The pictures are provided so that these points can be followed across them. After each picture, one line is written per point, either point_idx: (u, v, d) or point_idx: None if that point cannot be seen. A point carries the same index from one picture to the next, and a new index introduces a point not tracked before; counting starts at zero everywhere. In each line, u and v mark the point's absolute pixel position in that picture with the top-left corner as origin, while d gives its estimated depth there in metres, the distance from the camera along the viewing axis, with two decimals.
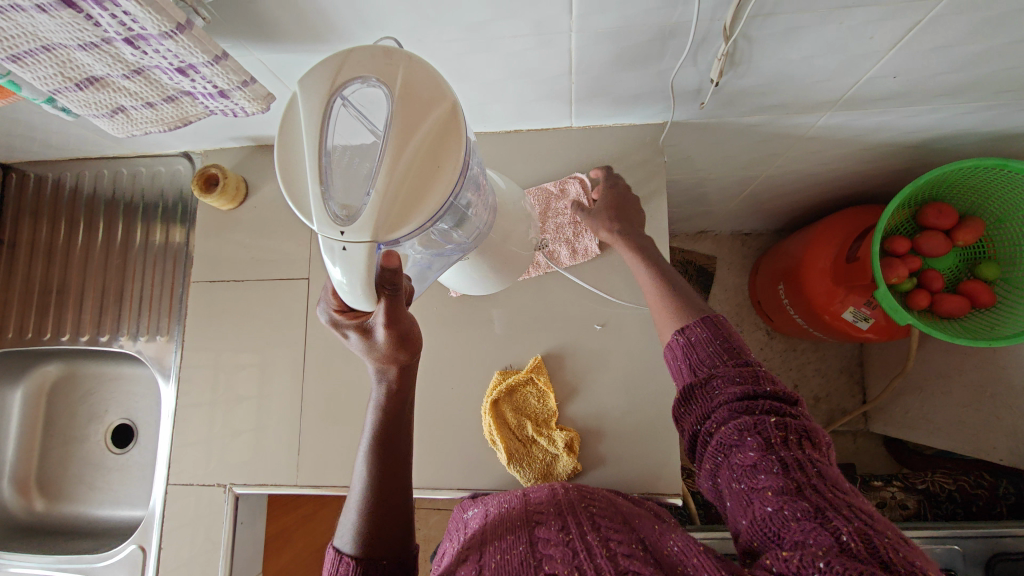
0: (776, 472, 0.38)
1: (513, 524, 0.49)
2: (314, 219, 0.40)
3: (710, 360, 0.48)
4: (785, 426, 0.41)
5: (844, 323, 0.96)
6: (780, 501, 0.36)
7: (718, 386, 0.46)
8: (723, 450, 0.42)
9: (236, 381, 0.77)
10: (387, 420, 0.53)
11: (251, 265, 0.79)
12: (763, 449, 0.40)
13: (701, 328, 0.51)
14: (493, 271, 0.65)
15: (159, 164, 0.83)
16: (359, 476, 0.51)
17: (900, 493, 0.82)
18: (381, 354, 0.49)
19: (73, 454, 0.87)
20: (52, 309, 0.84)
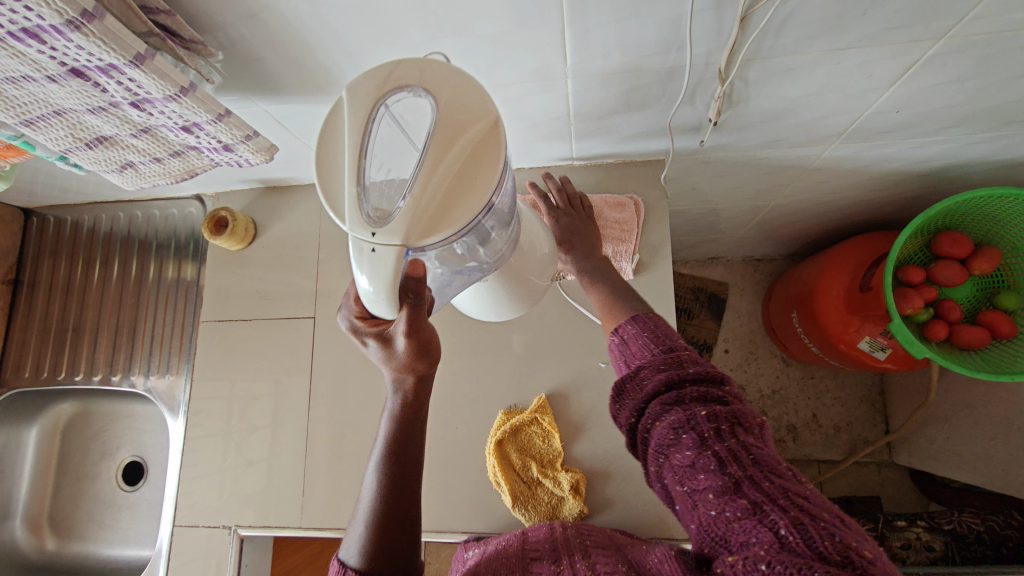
0: (714, 469, 0.33)
1: (506, 560, 0.47)
2: (347, 219, 0.37)
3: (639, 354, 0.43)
4: (718, 413, 0.36)
5: (861, 353, 0.93)
6: (721, 502, 0.31)
7: (647, 379, 0.41)
8: (660, 450, 0.37)
9: (243, 419, 0.77)
10: (401, 427, 0.47)
11: (259, 303, 0.80)
12: (698, 444, 0.34)
13: (631, 325, 0.47)
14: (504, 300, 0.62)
15: (173, 207, 0.85)
16: (367, 485, 0.45)
17: (925, 533, 0.78)
18: (401, 364, 0.46)
19: (85, 491, 0.88)
20: (68, 349, 0.86)
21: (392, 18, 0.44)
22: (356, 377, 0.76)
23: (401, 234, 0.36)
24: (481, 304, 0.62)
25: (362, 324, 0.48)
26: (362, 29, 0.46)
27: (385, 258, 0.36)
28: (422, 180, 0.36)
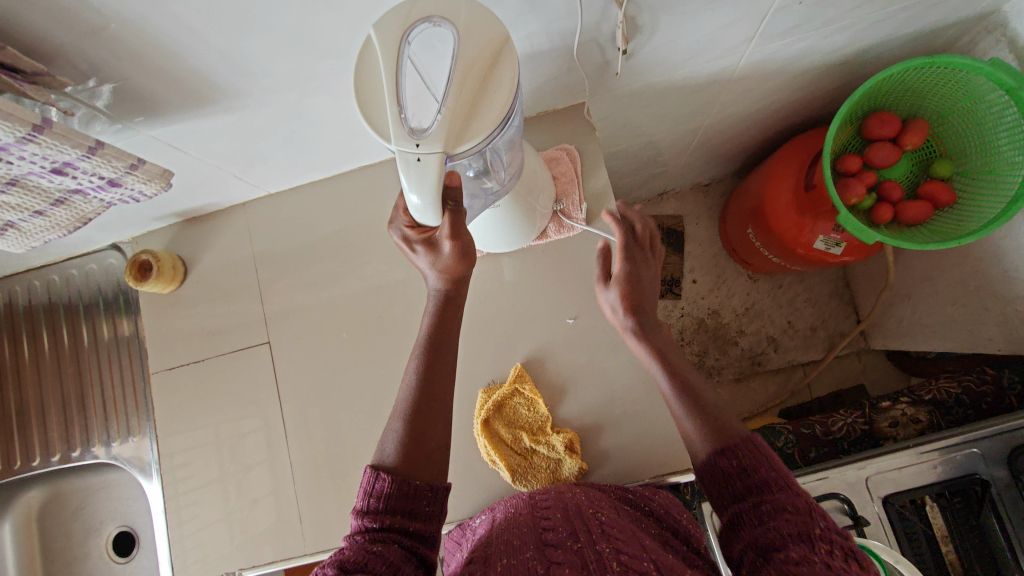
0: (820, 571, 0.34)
1: (518, 531, 0.46)
2: (390, 137, 0.39)
3: (759, 488, 0.43)
4: (835, 538, 0.37)
5: (819, 253, 0.95)
6: None
7: (765, 509, 0.41)
8: (764, 552, 0.38)
9: (222, 462, 0.74)
10: (439, 323, 0.53)
11: (208, 341, 0.76)
12: (809, 550, 0.36)
13: (750, 452, 0.45)
14: (505, 232, 0.63)
15: (90, 261, 0.79)
16: (405, 378, 0.51)
17: (909, 408, 0.80)
18: (443, 267, 0.51)
19: (76, 574, 0.84)
20: (19, 435, 0.81)
21: (254, 4, 0.40)
22: (328, 392, 0.73)
23: (442, 141, 0.38)
24: (484, 238, 0.63)
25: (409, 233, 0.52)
26: (223, 23, 0.42)
27: (431, 166, 0.38)
28: (454, 93, 0.38)
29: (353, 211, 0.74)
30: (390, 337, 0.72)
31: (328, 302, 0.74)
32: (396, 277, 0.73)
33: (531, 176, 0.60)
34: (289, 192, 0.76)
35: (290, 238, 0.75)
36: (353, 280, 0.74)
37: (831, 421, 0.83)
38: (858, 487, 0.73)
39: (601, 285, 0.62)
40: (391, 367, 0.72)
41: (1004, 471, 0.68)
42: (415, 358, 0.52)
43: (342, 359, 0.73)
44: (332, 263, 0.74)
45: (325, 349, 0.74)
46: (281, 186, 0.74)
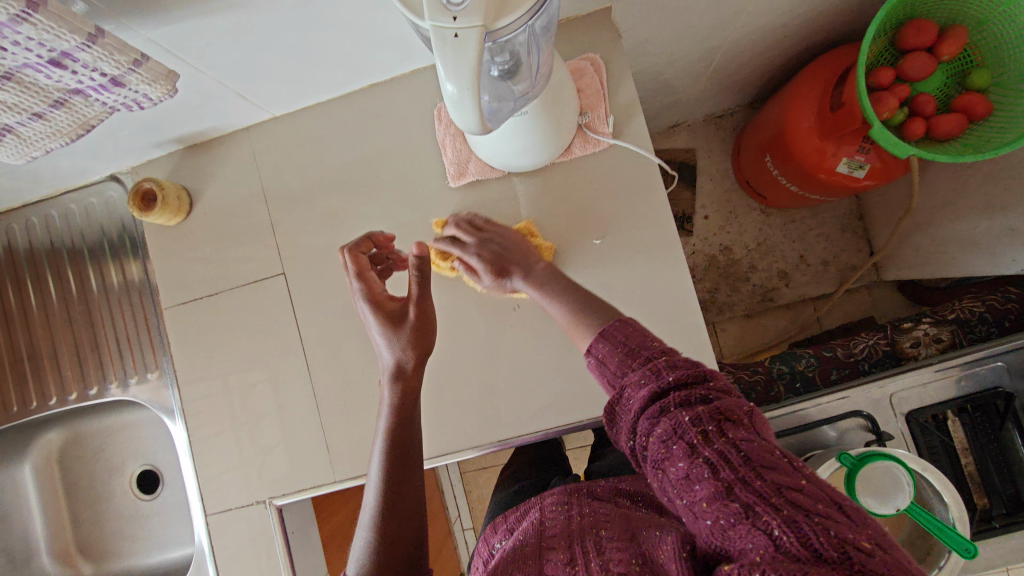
0: (706, 478, 0.34)
1: (523, 566, 0.47)
2: (424, 13, 0.36)
3: (618, 374, 0.42)
4: (700, 417, 0.36)
5: (841, 177, 0.92)
6: (714, 509, 0.33)
7: (628, 396, 0.40)
8: (654, 465, 0.38)
9: (244, 395, 0.73)
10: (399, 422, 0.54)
11: (222, 274, 0.74)
12: (688, 455, 0.35)
13: (603, 343, 0.44)
14: (530, 145, 0.59)
15: (88, 195, 0.76)
16: (373, 483, 0.50)
17: (932, 328, 0.79)
18: (404, 345, 0.57)
19: (104, 512, 0.84)
20: (32, 376, 0.79)
21: None
22: (347, 322, 0.71)
23: (482, 15, 0.35)
24: (507, 154, 0.60)
25: (378, 300, 0.60)
26: None
27: (471, 45, 0.35)
28: None
29: (365, 133, 0.70)
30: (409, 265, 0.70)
31: (343, 230, 0.71)
32: (413, 202, 0.69)
33: (561, 87, 0.57)
34: (296, 116, 0.71)
35: (300, 164, 0.72)
36: (367, 207, 0.70)
37: (852, 344, 0.84)
38: (881, 403, 0.73)
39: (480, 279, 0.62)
40: None
41: None
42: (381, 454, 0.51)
43: None
44: (345, 189, 0.71)
45: (342, 279, 0.71)
46: (286, 107, 0.70)
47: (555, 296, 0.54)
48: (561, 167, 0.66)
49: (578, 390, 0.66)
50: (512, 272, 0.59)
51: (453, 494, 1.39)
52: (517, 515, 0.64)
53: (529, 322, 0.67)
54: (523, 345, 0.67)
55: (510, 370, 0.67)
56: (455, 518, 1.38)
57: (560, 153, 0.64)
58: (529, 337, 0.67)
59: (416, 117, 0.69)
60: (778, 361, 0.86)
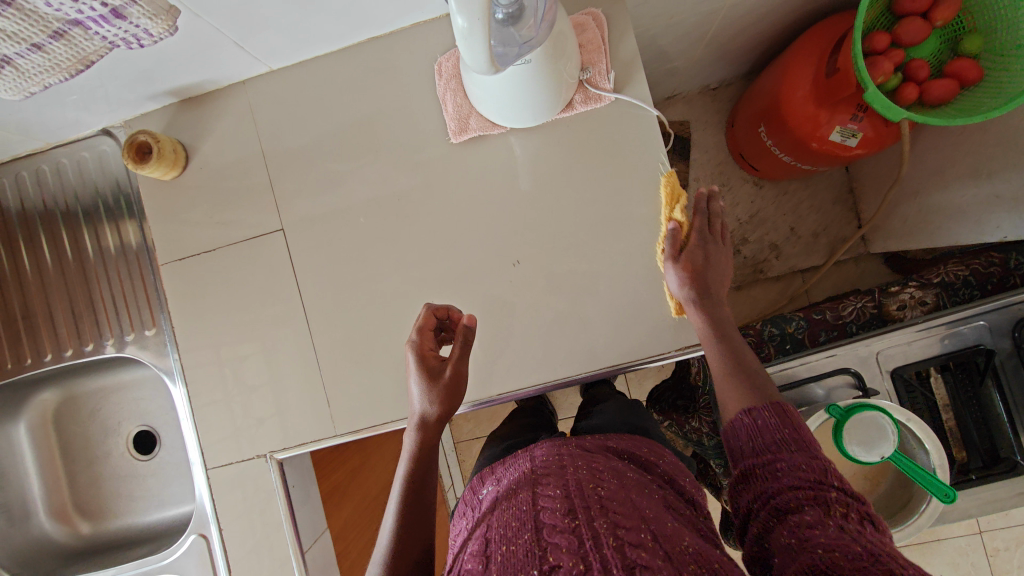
0: (832, 530, 0.40)
1: (517, 510, 0.51)
2: None
3: (778, 445, 0.49)
4: (846, 503, 0.42)
5: (833, 146, 0.93)
6: (832, 544, 0.38)
7: (782, 459, 0.48)
8: (780, 513, 0.44)
9: (244, 350, 0.73)
10: (419, 457, 0.61)
11: (219, 230, 0.73)
12: (822, 513, 0.42)
13: (771, 414, 0.51)
14: (531, 98, 0.59)
15: (81, 149, 0.74)
16: (391, 507, 0.60)
17: (917, 291, 0.82)
18: (432, 399, 0.60)
19: (101, 472, 0.84)
20: (26, 335, 0.78)
21: None
22: (348, 278, 0.71)
23: None
24: (509, 108, 0.61)
25: (422, 352, 0.61)
26: None
27: None
28: None
29: (365, 87, 0.69)
30: (411, 220, 0.70)
31: (342, 185, 0.71)
32: (414, 157, 0.69)
33: (564, 38, 0.57)
34: (295, 69, 0.70)
35: (299, 118, 0.71)
36: (368, 162, 0.70)
37: (841, 306, 0.85)
38: (868, 361, 0.75)
39: (670, 259, 0.63)
40: (413, 249, 0.70)
41: (1009, 342, 0.71)
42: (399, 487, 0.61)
43: (361, 243, 0.71)
44: (346, 144, 0.70)
45: (343, 234, 0.71)
46: (285, 61, 0.69)
47: (716, 349, 0.60)
48: (563, 123, 0.66)
49: (577, 343, 0.67)
50: (702, 294, 0.61)
51: (448, 464, 1.41)
52: (504, 466, 0.68)
53: (530, 277, 0.68)
54: (523, 300, 0.68)
55: (510, 325, 0.68)
56: (449, 487, 1.40)
57: (562, 108, 0.64)
58: (529, 291, 0.67)
59: (417, 71, 0.68)
60: (768, 323, 0.86)
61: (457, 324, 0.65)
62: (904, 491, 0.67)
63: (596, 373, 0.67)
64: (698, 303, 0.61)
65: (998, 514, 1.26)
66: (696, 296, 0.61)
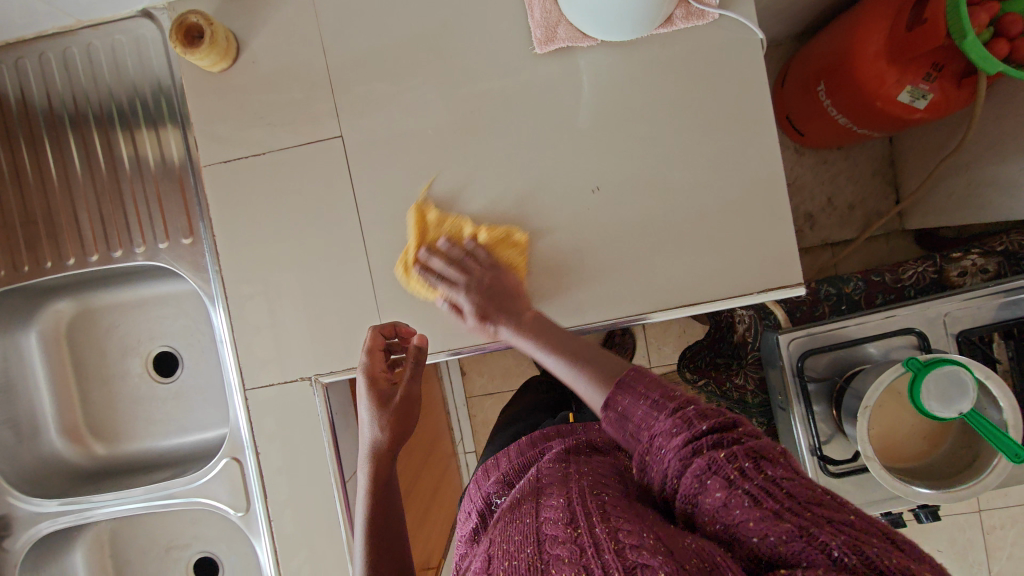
0: (750, 507, 0.37)
1: (519, 522, 0.46)
2: None
3: (643, 420, 0.44)
4: (736, 454, 0.39)
5: (899, 107, 0.91)
6: (763, 530, 0.35)
7: (660, 445, 0.42)
8: (689, 499, 0.40)
9: (294, 265, 0.69)
10: (382, 477, 0.60)
11: (271, 131, 0.69)
12: (726, 487, 0.38)
13: (625, 396, 0.46)
14: (636, 9, 0.56)
15: (115, 32, 0.69)
16: (359, 526, 0.59)
17: (980, 258, 0.80)
18: (385, 421, 0.62)
19: (117, 391, 0.79)
20: (45, 235, 0.72)
21: None
22: (411, 196, 0.68)
23: None
24: (613, 17, 0.57)
25: (373, 375, 0.64)
26: None
27: None
28: None
29: None
30: (483, 138, 0.67)
31: (411, 96, 0.67)
32: (491, 69, 0.66)
33: None
34: None
35: (368, 18, 0.67)
36: (440, 71, 0.67)
37: (902, 269, 0.82)
38: (934, 323, 0.73)
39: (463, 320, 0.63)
40: (483, 170, 0.67)
41: None
42: (365, 499, 0.60)
43: (428, 160, 0.68)
44: (417, 50, 0.67)
45: (407, 146, 0.68)
46: None
47: (552, 345, 0.55)
48: (655, 42, 0.64)
49: (645, 278, 0.65)
50: (498, 319, 0.59)
51: (457, 416, 1.40)
52: (519, 468, 0.64)
53: (604, 205, 0.66)
54: (593, 228, 0.66)
55: (576, 253, 0.66)
56: (458, 440, 1.39)
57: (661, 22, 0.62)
58: (601, 220, 0.66)
59: None
60: (824, 282, 0.84)
61: (407, 336, 0.67)
62: (965, 450, 0.66)
63: (593, 327, 0.67)
64: (513, 326, 0.58)
65: (997, 493, 1.29)
66: (506, 321, 0.59)
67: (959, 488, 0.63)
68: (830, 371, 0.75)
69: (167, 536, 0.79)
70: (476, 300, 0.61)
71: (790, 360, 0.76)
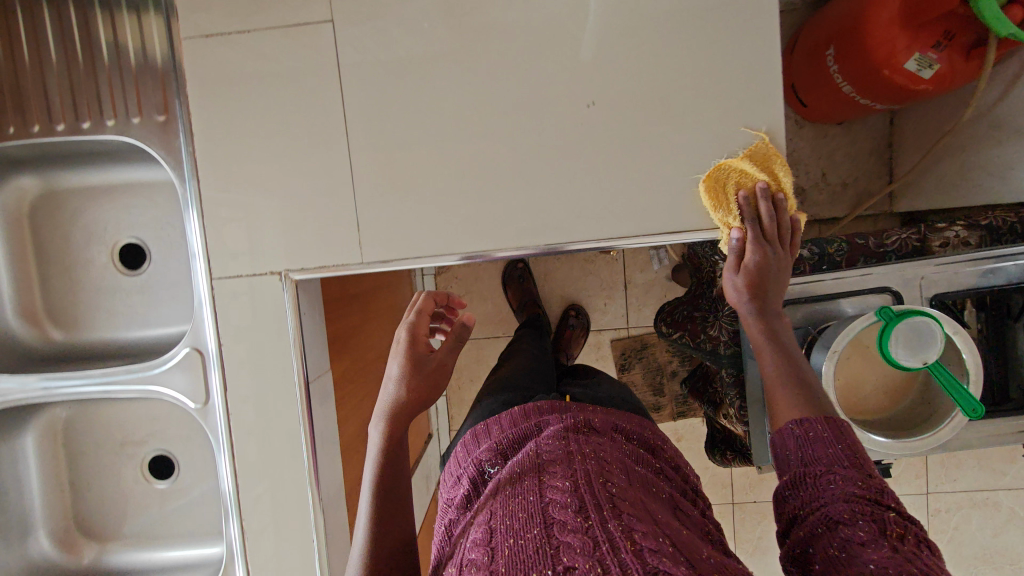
0: (887, 551, 0.40)
1: (523, 499, 0.47)
2: None
3: (831, 457, 0.49)
4: (902, 526, 0.43)
5: (905, 75, 0.90)
6: (889, 562, 0.39)
7: (835, 479, 0.47)
8: (827, 522, 0.44)
9: (272, 156, 0.67)
10: (395, 435, 0.62)
11: (258, 10, 0.64)
12: (876, 533, 0.42)
13: (826, 426, 0.52)
14: None
15: None
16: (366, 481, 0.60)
17: (963, 231, 0.80)
18: (409, 384, 0.62)
19: (78, 277, 0.76)
20: (9, 98, 0.68)
21: None
22: (400, 95, 0.65)
23: None
24: None
25: (416, 334, 0.66)
26: None
27: None
28: None
29: None
30: (482, 38, 0.64)
31: None
32: None
33: None
34: None
35: None
36: None
37: (886, 234, 0.82)
38: (910, 284, 0.73)
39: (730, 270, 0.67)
40: (479, 75, 0.65)
41: None
42: (374, 460, 0.61)
43: (421, 58, 0.65)
44: None
45: (402, 41, 0.64)
46: None
47: (772, 347, 0.62)
48: None
49: (633, 203, 0.65)
50: (761, 297, 0.65)
51: None
52: (504, 431, 0.64)
53: (599, 122, 0.64)
54: (585, 146, 0.64)
55: (564, 170, 0.65)
56: None
57: None
58: (594, 139, 0.64)
59: None
60: (809, 242, 0.84)
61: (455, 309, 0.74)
62: (921, 409, 0.69)
63: (575, 248, 0.66)
64: (756, 310, 0.65)
65: (946, 478, 1.33)
66: (751, 300, 0.65)
67: (915, 439, 0.64)
68: (804, 322, 0.76)
69: (124, 428, 0.78)
70: (751, 273, 0.65)
71: None
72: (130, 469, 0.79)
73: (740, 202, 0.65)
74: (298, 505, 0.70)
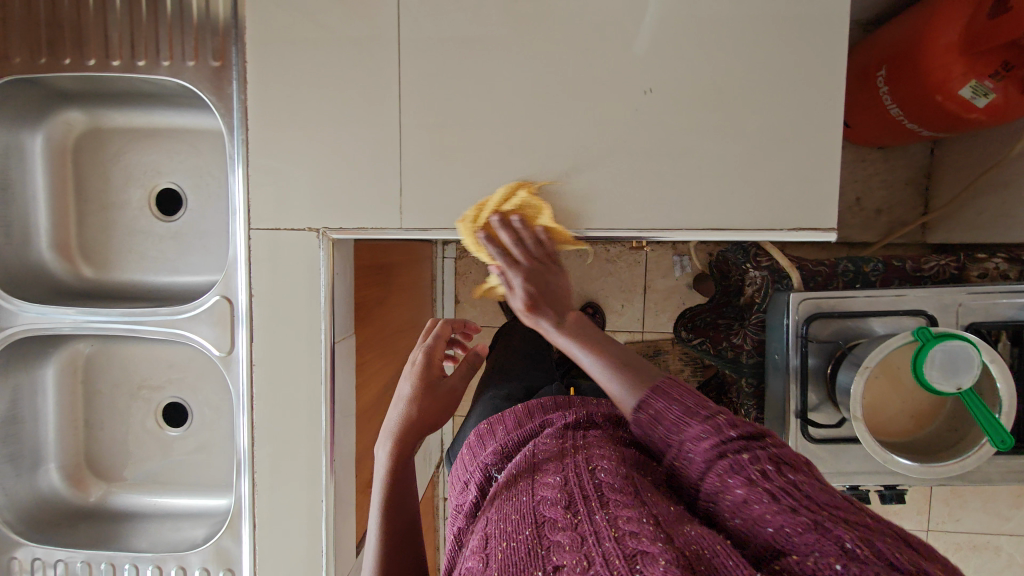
0: (768, 501, 0.39)
1: (516, 500, 0.46)
2: None
3: (677, 423, 0.48)
4: (757, 457, 0.42)
5: (959, 102, 0.88)
6: (780, 519, 0.37)
7: (691, 449, 0.45)
8: (714, 497, 0.43)
9: (321, 114, 0.66)
10: (410, 421, 0.62)
11: None
12: (746, 484, 0.40)
13: (660, 400, 0.50)
14: None
15: None
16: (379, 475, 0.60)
17: (1004, 263, 0.79)
18: (420, 404, 0.63)
19: (113, 217, 0.77)
20: (67, 29, 0.68)
21: None
22: (457, 65, 0.65)
23: None
24: None
25: (431, 358, 0.68)
26: None
27: None
28: None
29: None
30: (546, 15, 0.63)
31: None
32: None
33: None
34: None
35: None
36: None
37: (924, 259, 0.81)
38: (947, 309, 0.72)
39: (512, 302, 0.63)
40: (538, 53, 0.64)
41: None
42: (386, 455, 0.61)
43: (482, 31, 0.64)
44: None
45: (465, 11, 0.64)
46: None
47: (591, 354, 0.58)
48: None
49: (679, 196, 0.64)
50: (547, 312, 0.61)
51: None
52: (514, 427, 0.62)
53: (653, 112, 0.63)
54: (638, 135, 0.64)
55: (613, 157, 0.64)
56: None
57: None
58: (647, 129, 0.64)
59: None
60: (844, 259, 0.83)
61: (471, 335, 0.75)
62: (950, 434, 0.68)
63: (614, 234, 0.66)
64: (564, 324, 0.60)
65: (948, 519, 1.31)
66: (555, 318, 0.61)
67: (938, 465, 0.64)
68: (833, 336, 0.75)
69: (140, 371, 0.79)
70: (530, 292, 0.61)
71: (795, 321, 0.75)
72: (142, 414, 0.79)
73: (481, 242, 0.65)
74: (308, 464, 0.70)
